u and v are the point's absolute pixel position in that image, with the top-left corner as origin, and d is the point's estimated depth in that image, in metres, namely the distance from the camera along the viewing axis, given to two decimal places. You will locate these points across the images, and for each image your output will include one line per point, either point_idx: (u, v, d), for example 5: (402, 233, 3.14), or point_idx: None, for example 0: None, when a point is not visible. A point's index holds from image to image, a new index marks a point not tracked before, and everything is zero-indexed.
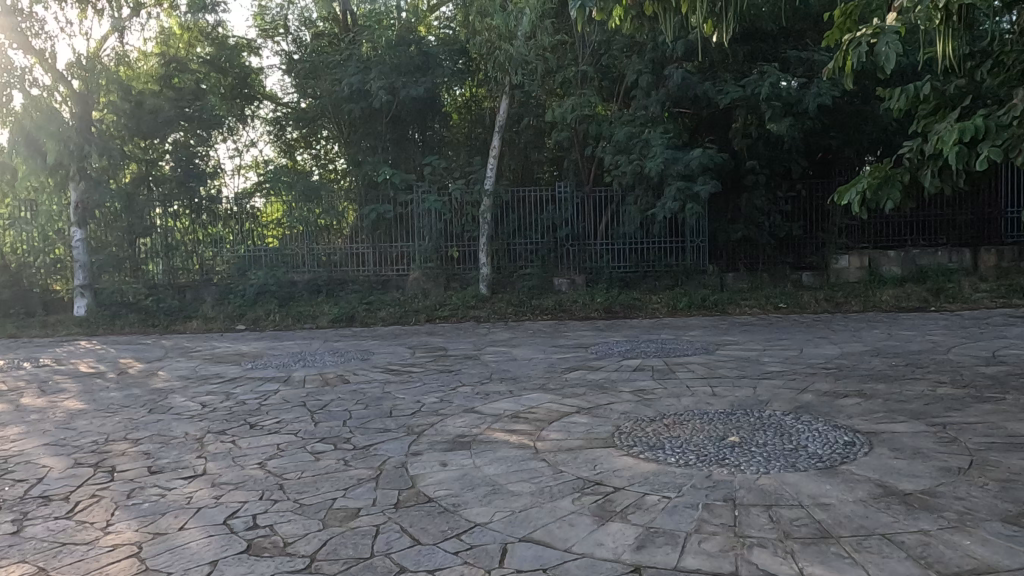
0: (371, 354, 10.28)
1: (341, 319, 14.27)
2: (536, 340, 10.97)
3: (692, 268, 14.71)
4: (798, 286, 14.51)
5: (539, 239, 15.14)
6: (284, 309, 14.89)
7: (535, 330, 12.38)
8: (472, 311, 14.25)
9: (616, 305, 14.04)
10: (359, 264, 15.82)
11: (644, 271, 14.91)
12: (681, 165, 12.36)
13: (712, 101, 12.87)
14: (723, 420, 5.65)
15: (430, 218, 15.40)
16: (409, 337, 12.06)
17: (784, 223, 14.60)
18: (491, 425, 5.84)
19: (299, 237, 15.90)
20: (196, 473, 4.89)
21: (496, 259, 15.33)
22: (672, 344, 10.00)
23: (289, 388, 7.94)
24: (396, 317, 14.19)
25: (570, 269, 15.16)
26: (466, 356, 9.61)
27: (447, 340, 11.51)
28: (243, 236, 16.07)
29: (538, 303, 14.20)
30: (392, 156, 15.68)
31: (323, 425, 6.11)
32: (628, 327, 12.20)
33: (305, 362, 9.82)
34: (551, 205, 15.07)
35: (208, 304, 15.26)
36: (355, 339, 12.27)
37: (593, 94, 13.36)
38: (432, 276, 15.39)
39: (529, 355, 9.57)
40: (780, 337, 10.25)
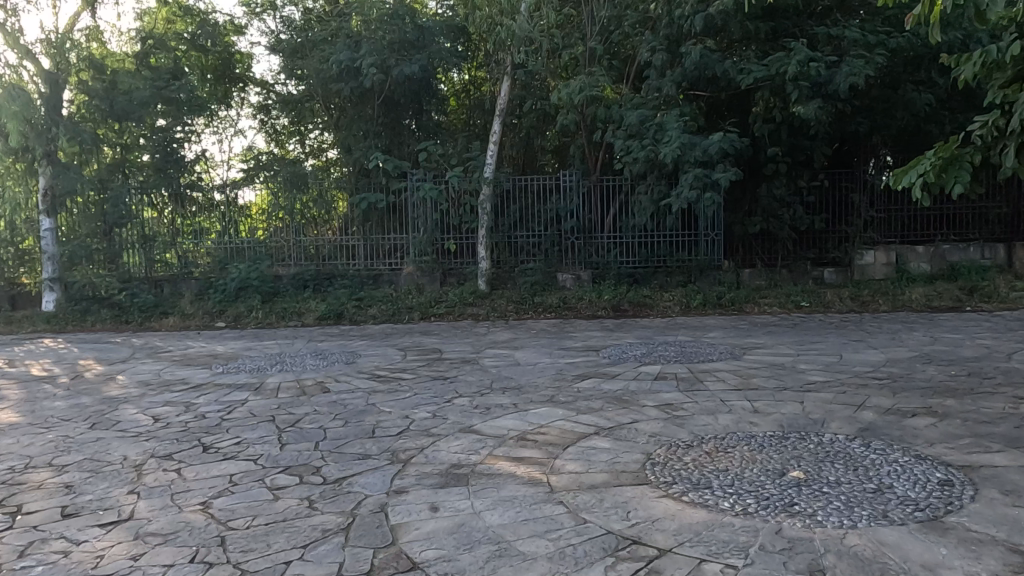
0: (358, 357, 9.25)
1: (329, 316, 13.27)
2: (540, 342, 9.97)
3: (706, 263, 13.70)
4: (820, 284, 13.53)
5: (542, 231, 14.13)
6: (268, 305, 13.81)
7: (538, 330, 11.39)
8: (470, 308, 13.25)
9: (625, 303, 13.08)
10: (349, 257, 14.78)
11: (655, 266, 13.91)
12: (699, 151, 11.32)
13: (733, 81, 11.83)
14: (776, 448, 4.64)
15: (426, 210, 14.38)
16: (402, 337, 11.07)
17: (806, 217, 13.61)
18: (493, 451, 4.82)
19: (285, 229, 14.88)
20: (119, 517, 3.86)
21: (497, 252, 14.33)
22: (692, 348, 8.99)
23: (259, 398, 6.90)
24: (388, 315, 13.18)
25: (575, 264, 14.14)
26: (463, 360, 8.60)
27: (443, 340, 10.50)
28: (226, 228, 15.04)
29: (541, 300, 13.21)
30: (386, 141, 14.53)
31: (290, 448, 5.09)
32: (641, 327, 11.21)
33: (284, 365, 8.79)
34: (556, 196, 14.07)
35: (187, 299, 14.20)
36: (342, 339, 11.26)
37: (602, 75, 12.32)
38: (427, 271, 14.31)
39: (534, 359, 8.55)
40: (811, 340, 9.25)
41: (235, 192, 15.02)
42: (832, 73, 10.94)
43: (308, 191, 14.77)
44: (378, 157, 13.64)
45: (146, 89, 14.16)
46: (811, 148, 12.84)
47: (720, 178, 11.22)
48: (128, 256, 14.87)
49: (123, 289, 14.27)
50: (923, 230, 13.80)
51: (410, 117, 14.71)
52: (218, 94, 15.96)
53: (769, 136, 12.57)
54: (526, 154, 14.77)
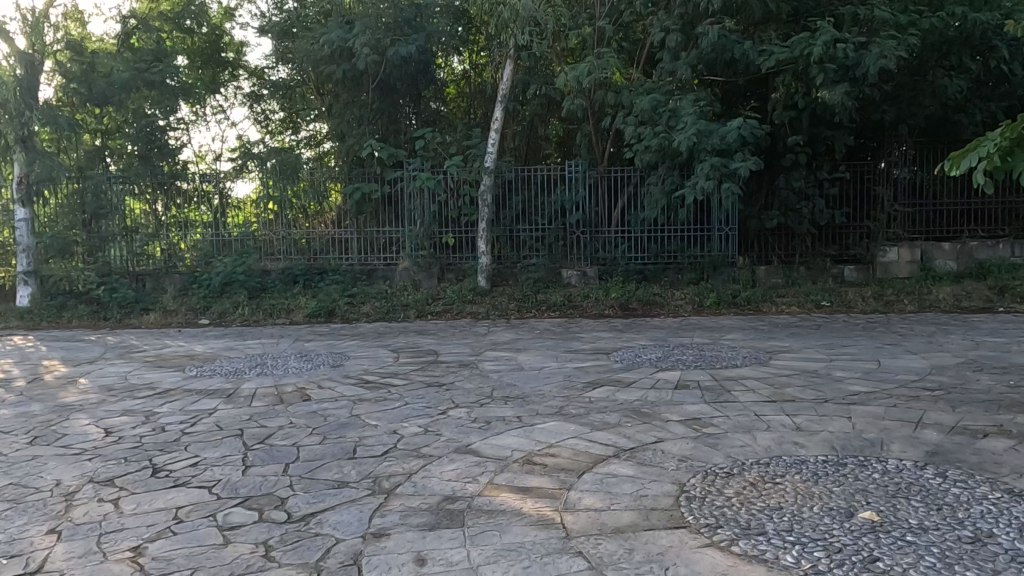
0: (346, 359, 8.45)
1: (319, 313, 12.50)
2: (544, 344, 9.18)
3: (720, 260, 12.94)
4: (840, 282, 12.77)
5: (546, 225, 13.35)
6: (255, 301, 13.02)
7: (542, 330, 10.62)
8: (469, 306, 12.48)
9: (634, 301, 12.33)
10: (342, 252, 14.02)
11: (665, 263, 13.16)
12: (716, 138, 10.54)
13: (752, 64, 11.04)
14: (835, 478, 3.87)
15: (421, 203, 13.60)
16: (396, 337, 10.29)
17: (827, 210, 12.84)
18: (494, 478, 4.05)
19: (274, 222, 14.12)
20: (25, 570, 3.09)
21: (498, 246, 13.56)
22: (713, 352, 8.19)
23: (230, 407, 6.11)
24: (382, 313, 12.41)
25: (580, 260, 13.35)
26: (460, 364, 7.80)
27: (440, 341, 9.71)
28: (212, 219, 14.25)
29: (544, 298, 12.44)
30: (380, 127, 13.70)
31: (254, 471, 4.32)
32: (652, 327, 10.44)
33: (265, 368, 8.00)
34: (560, 187, 13.32)
35: (169, 294, 13.42)
36: (331, 338, 10.48)
37: (612, 57, 11.53)
38: (423, 266, 13.51)
39: (538, 362, 7.76)
40: (841, 344, 8.46)
41: (220, 180, 14.20)
42: (861, 55, 10.14)
43: (298, 181, 13.99)
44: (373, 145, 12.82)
45: (126, 71, 13.34)
46: (833, 138, 12.08)
47: (739, 167, 10.42)
48: (107, 249, 14.05)
49: (102, 283, 13.47)
50: (950, 226, 13.01)
51: (407, 104, 13.90)
52: (206, 79, 15.16)
53: (789, 125, 11.78)
54: (529, 143, 13.99)
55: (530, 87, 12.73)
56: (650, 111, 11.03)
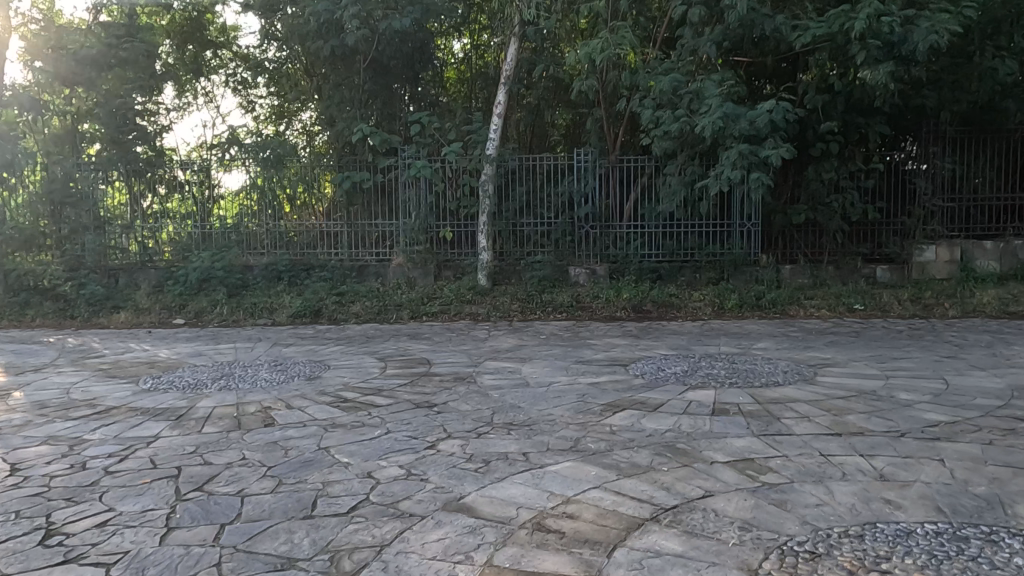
0: (326, 370, 7.39)
1: (303, 314, 11.46)
2: (551, 352, 8.11)
3: (741, 258, 11.90)
4: (873, 283, 11.72)
5: (552, 218, 12.30)
6: (235, 300, 11.98)
7: (548, 335, 9.58)
8: (468, 307, 11.43)
9: (648, 303, 11.30)
10: (331, 246, 12.98)
11: (682, 261, 12.12)
12: (744, 123, 9.46)
13: (783, 41, 9.96)
14: (964, 565, 2.81)
15: (416, 196, 12.54)
16: (385, 342, 9.24)
17: (859, 205, 11.78)
18: (494, 556, 3.00)
19: (258, 214, 13.05)
20: None
21: (499, 242, 12.49)
22: (746, 365, 7.13)
23: (176, 434, 5.06)
24: (373, 314, 11.38)
25: (590, 257, 12.30)
26: (456, 378, 6.73)
27: (434, 347, 8.66)
28: (192, 210, 13.19)
29: (550, 299, 11.40)
30: (372, 111, 12.58)
31: (177, 539, 3.27)
32: (671, 333, 9.39)
33: (231, 380, 6.94)
34: (568, 177, 12.25)
35: (143, 291, 12.36)
36: (314, 342, 9.45)
37: (629, 33, 10.45)
38: (418, 263, 12.40)
39: (547, 377, 6.70)
40: (892, 357, 7.40)
41: (199, 167, 13.14)
42: (907, 31, 9.05)
43: (284, 169, 12.93)
44: (364, 129, 11.74)
45: (93, 46, 12.31)
46: (869, 125, 11.01)
47: (770, 155, 9.30)
48: (76, 241, 12.95)
49: (70, 279, 12.40)
50: (992, 223, 11.92)
51: (403, 86, 12.80)
52: (186, 59, 14.07)
53: (822, 110, 10.71)
54: (534, 130, 12.91)
55: (536, 67, 11.66)
56: (669, 93, 9.96)
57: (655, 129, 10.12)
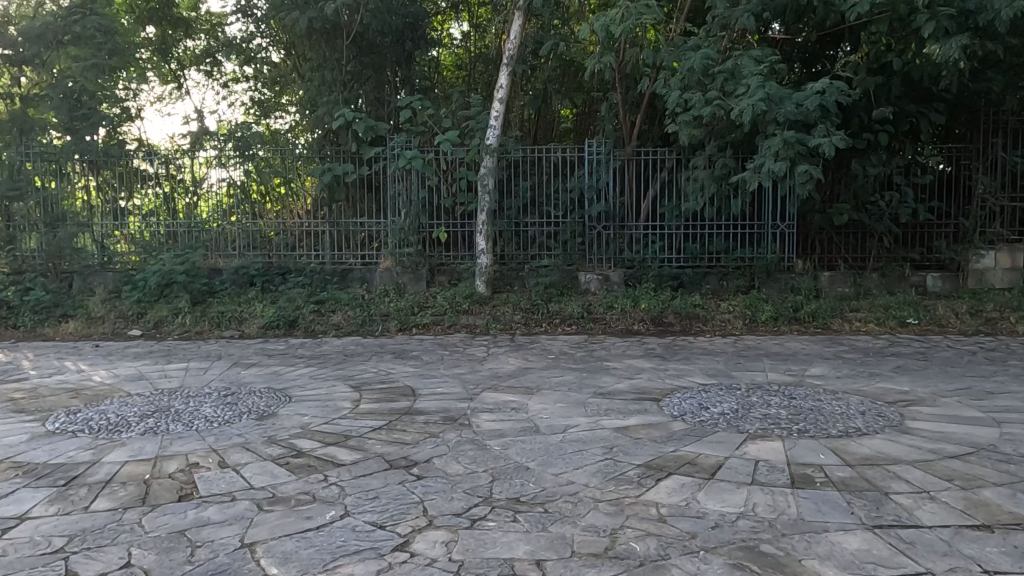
0: (285, 404, 5.95)
1: (277, 325, 10.09)
2: (563, 380, 6.67)
3: (774, 264, 10.54)
4: (924, 294, 10.32)
5: (560, 217, 10.90)
6: (200, 308, 10.55)
7: (558, 354, 8.17)
8: (465, 317, 10.12)
9: (669, 315, 9.97)
10: (312, 248, 11.55)
11: (706, 266, 10.76)
12: (790, 106, 8.04)
13: (834, 11, 8.51)
14: None
15: (405, 192, 11.09)
16: (365, 363, 7.82)
17: (909, 205, 10.40)
18: None
19: (230, 211, 11.64)
20: None
21: (500, 243, 11.09)
22: (809, 402, 5.70)
23: (52, 513, 3.66)
24: (356, 324, 10.06)
25: (601, 261, 10.90)
26: (445, 420, 5.32)
27: (423, 372, 7.25)
28: (156, 206, 11.75)
29: (559, 310, 10.05)
30: (356, 94, 11.09)
31: None
32: (701, 353, 7.99)
33: (162, 419, 5.51)
34: (579, 171, 10.84)
35: (96, 297, 10.93)
36: (282, 361, 8.04)
37: (653, 3, 9.01)
38: (408, 267, 10.97)
39: (560, 419, 5.29)
40: (987, 392, 5.98)
41: (164, 159, 11.68)
42: None
43: (258, 160, 11.51)
44: (348, 115, 10.23)
45: (40, 20, 10.88)
46: (924, 112, 9.60)
47: (821, 144, 7.87)
48: (24, 240, 11.49)
49: (14, 283, 10.96)
50: None
51: (393, 66, 11.29)
52: (151, 37, 12.60)
53: (873, 95, 9.29)
54: (540, 117, 11.46)
55: (544, 44, 10.22)
56: (700, 72, 8.52)
57: (682, 115, 8.71)
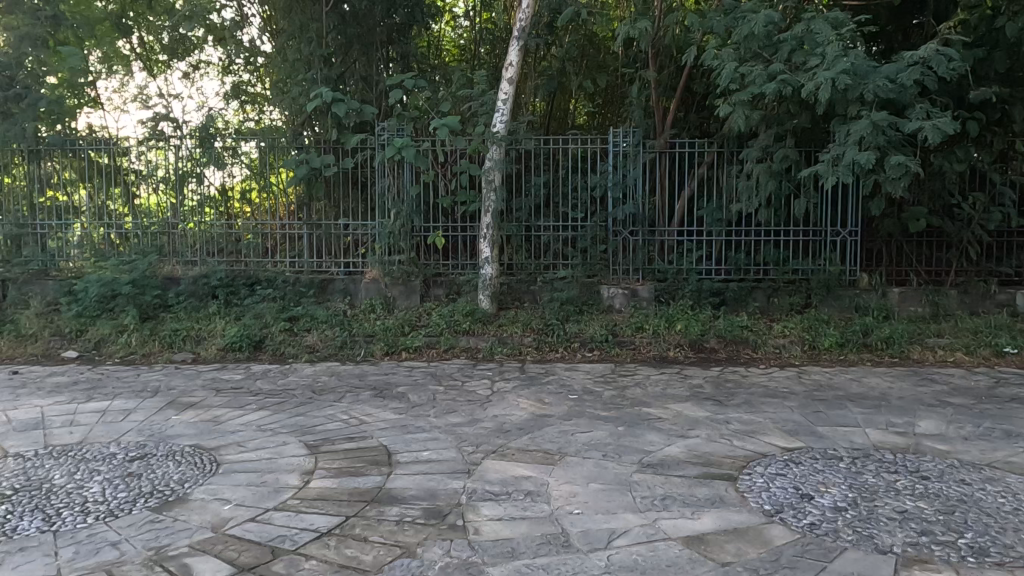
0: (208, 478, 4.25)
1: (239, 347, 8.46)
2: (593, 439, 4.94)
3: (835, 278, 8.87)
4: (1018, 316, 8.60)
5: (579, 220, 9.20)
6: (150, 325, 8.86)
7: (580, 394, 6.45)
8: (465, 340, 8.48)
9: (711, 340, 8.32)
10: (288, 254, 9.83)
11: (754, 280, 9.10)
12: (881, 79, 6.30)
13: None
14: None
15: (395, 189, 9.32)
16: (334, 405, 6.10)
17: (1000, 208, 8.68)
18: None
19: (194, 211, 9.93)
20: None
21: (507, 250, 9.38)
22: (953, 486, 3.97)
23: None
24: (333, 348, 8.42)
25: (627, 273, 9.19)
26: (430, 516, 3.62)
27: (406, 421, 5.53)
28: (105, 204, 10.00)
29: (578, 331, 8.40)
30: (340, 73, 9.34)
31: None
32: (763, 396, 6.28)
33: (18, 507, 3.80)
34: (602, 166, 9.13)
35: (30, 310, 9.24)
36: (231, 400, 6.34)
37: None
38: (399, 278, 9.25)
39: (598, 517, 3.58)
40: None
41: (115, 147, 9.88)
42: None
43: (225, 150, 9.78)
44: (324, 93, 8.42)
45: None
46: None
47: (922, 128, 6.15)
48: None
49: None
50: None
51: (384, 42, 9.56)
52: None
53: (972, 71, 7.54)
54: (555, 102, 9.73)
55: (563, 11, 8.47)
56: (762, 39, 6.80)
57: (736, 94, 7.02)
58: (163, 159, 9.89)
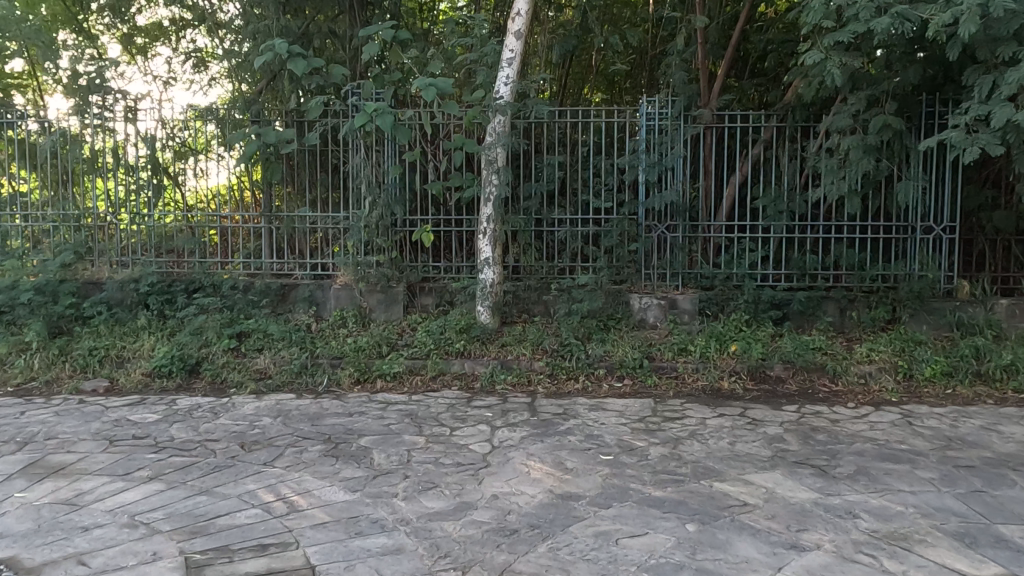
0: None
1: (169, 373, 6.59)
2: (651, 553, 3.08)
3: (929, 286, 6.99)
4: None
5: (603, 211, 7.32)
6: (58, 343, 6.97)
7: (615, 451, 4.58)
8: (457, 365, 6.63)
9: (776, 367, 6.43)
10: (240, 252, 7.93)
11: (824, 288, 7.21)
12: None
13: None
14: None
15: (369, 170, 7.35)
16: (261, 472, 4.22)
17: None
18: None
19: (122, 198, 7.96)
20: None
21: (513, 249, 7.51)
22: None
23: None
24: (288, 374, 6.54)
25: (662, 278, 7.30)
26: None
27: (359, 508, 3.65)
28: (14, 190, 8.05)
29: (603, 355, 6.54)
30: (304, 25, 7.40)
31: None
32: (877, 458, 4.40)
33: None
34: (632, 143, 7.24)
35: None
36: (120, 459, 4.47)
37: None
38: (377, 283, 7.36)
39: None
40: None
41: (25, 120, 7.91)
42: None
43: (160, 123, 7.82)
44: (277, 46, 6.50)
45: None
46: None
47: None
48: None
49: None
50: None
51: None
52: None
53: None
54: (571, 63, 7.82)
55: None
56: None
57: (830, 35, 5.19)
58: (80, 133, 7.86)
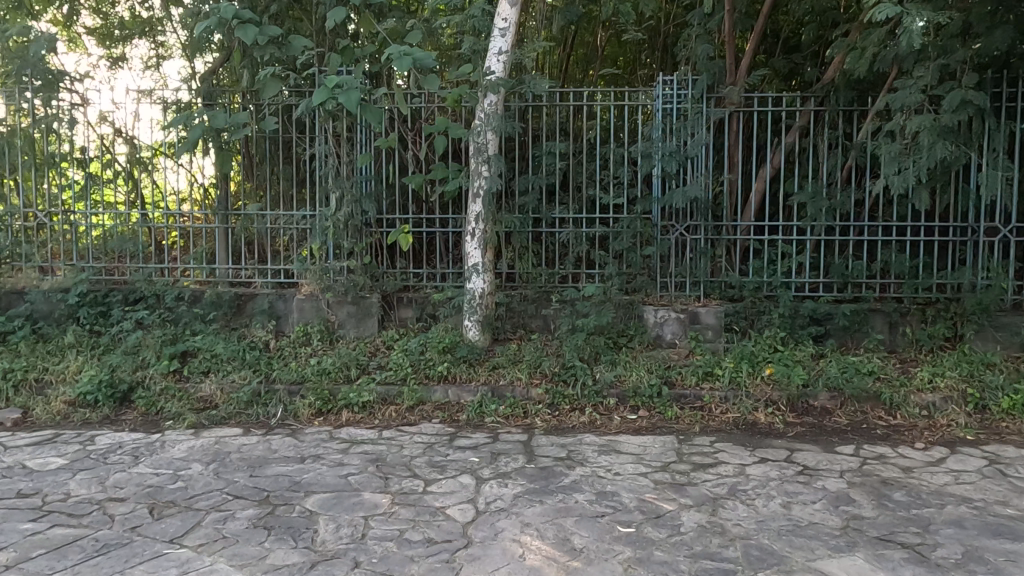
0: None
1: (93, 403, 5.49)
2: None
3: (998, 298, 5.88)
4: None
5: (611, 209, 6.23)
6: None
7: (636, 520, 3.49)
8: (439, 392, 5.54)
9: (820, 397, 5.35)
10: (191, 256, 6.82)
11: (872, 300, 6.11)
12: None
13: None
14: None
15: (336, 161, 6.26)
16: (161, 557, 3.13)
17: None
18: None
19: (53, 193, 6.84)
20: None
21: (506, 253, 6.42)
22: None
23: None
24: (237, 403, 5.44)
25: (681, 288, 6.21)
26: None
27: None
28: None
29: (614, 381, 5.46)
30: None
31: None
32: (984, 533, 3.32)
33: None
34: (646, 129, 6.15)
35: None
36: None
37: None
38: (346, 292, 6.27)
39: None
40: None
41: None
42: None
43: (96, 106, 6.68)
44: (223, 9, 5.41)
45: None
46: None
47: None
48: None
49: None
50: None
51: None
52: None
53: None
54: (574, 36, 6.72)
55: None
56: None
57: None
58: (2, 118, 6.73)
